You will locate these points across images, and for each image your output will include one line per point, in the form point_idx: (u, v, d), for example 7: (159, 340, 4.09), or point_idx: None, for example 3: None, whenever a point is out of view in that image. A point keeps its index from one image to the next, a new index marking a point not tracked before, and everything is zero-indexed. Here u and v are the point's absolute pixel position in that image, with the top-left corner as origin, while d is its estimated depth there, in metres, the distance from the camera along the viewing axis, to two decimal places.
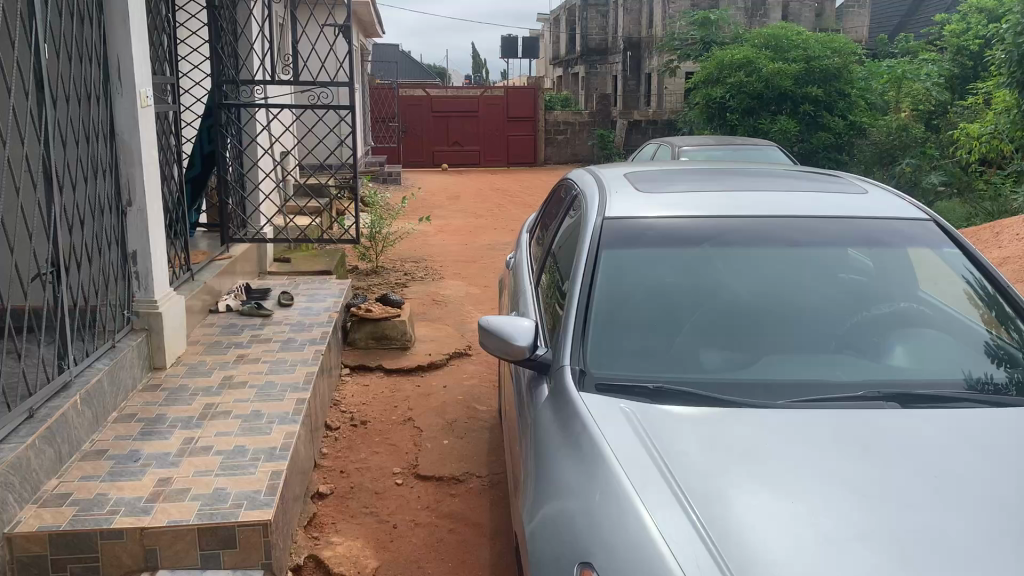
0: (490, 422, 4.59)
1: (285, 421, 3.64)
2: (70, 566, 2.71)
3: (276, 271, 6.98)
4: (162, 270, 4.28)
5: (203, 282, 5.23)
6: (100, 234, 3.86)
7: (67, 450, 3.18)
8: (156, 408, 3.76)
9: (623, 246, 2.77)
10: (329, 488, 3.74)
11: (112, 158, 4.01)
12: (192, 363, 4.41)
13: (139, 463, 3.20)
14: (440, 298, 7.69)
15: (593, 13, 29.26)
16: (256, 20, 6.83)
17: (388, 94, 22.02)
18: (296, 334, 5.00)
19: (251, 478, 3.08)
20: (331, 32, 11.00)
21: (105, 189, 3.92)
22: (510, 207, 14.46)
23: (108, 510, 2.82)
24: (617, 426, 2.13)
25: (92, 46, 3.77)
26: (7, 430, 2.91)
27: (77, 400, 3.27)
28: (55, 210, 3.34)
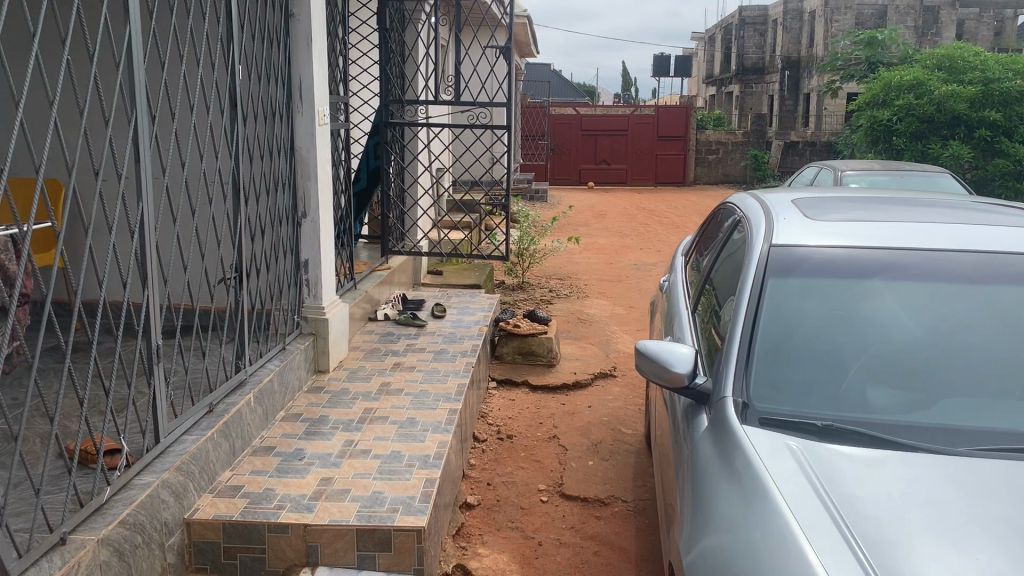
0: (636, 445, 4.54)
1: (438, 430, 3.74)
2: (240, 555, 2.89)
3: (429, 282, 7.21)
4: (330, 278, 4.53)
5: (364, 291, 5.47)
6: (277, 243, 4.10)
7: (240, 443, 3.41)
8: (319, 410, 3.95)
9: (787, 274, 2.69)
10: (477, 499, 3.83)
11: (291, 172, 4.28)
12: (353, 368, 4.62)
13: (303, 461, 3.37)
14: (586, 316, 7.70)
15: (751, 32, 28.63)
16: (423, 41, 7.11)
17: (538, 112, 22.41)
18: (448, 345, 5.14)
19: (407, 484, 3.19)
20: (491, 54, 11.34)
21: (284, 201, 4.19)
22: (657, 227, 14.30)
23: (275, 504, 2.99)
24: (783, 464, 2.07)
25: (278, 68, 4.04)
26: (191, 422, 3.15)
27: (250, 397, 3.50)
28: (241, 219, 3.58)
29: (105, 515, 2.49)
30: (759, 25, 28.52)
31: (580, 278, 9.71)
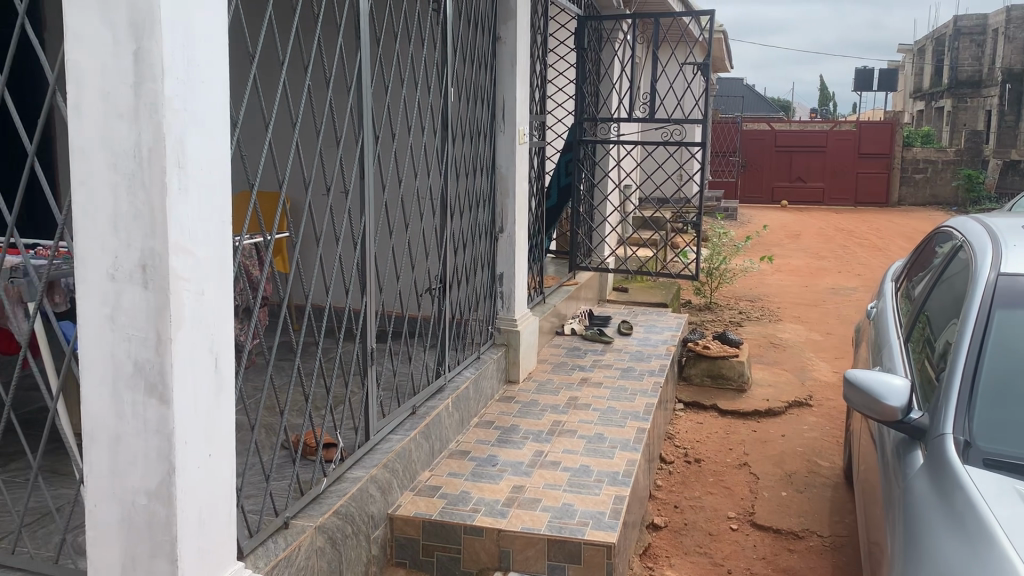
0: (832, 480, 4.34)
1: (627, 448, 3.75)
2: (437, 553, 3.03)
3: (615, 299, 7.23)
4: (524, 292, 4.66)
5: (552, 305, 5.57)
6: (476, 257, 4.27)
7: (438, 446, 3.57)
8: (510, 419, 4.07)
9: (1018, 306, 2.50)
10: (664, 520, 3.80)
11: (492, 189, 4.44)
12: (542, 380, 4.71)
13: (496, 468, 3.49)
14: (779, 341, 7.41)
15: (967, 43, 26.68)
16: (618, 59, 7.17)
17: (730, 128, 21.89)
18: (635, 363, 5.13)
19: (596, 499, 3.22)
20: (686, 71, 11.23)
21: (484, 217, 4.35)
22: (856, 249, 13.55)
23: (470, 507, 3.11)
24: (1013, 512, 1.92)
25: (484, 90, 4.21)
26: (396, 423, 3.35)
27: (448, 402, 3.67)
28: (446, 234, 3.76)
29: (322, 505, 2.69)
30: (978, 35, 26.48)
31: (772, 301, 9.38)
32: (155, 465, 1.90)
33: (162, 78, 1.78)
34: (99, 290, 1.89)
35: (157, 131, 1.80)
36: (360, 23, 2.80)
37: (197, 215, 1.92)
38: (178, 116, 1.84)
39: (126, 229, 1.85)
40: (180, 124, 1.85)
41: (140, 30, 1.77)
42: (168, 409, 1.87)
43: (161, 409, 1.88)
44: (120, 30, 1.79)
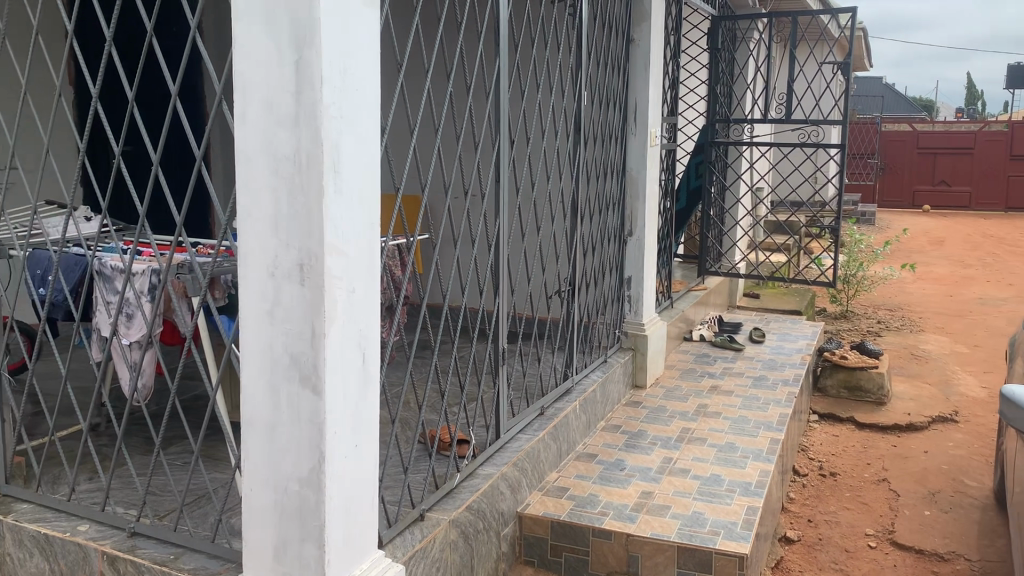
0: (981, 501, 4.09)
1: (759, 458, 3.66)
2: (565, 554, 3.05)
3: (745, 305, 7.06)
4: (652, 296, 4.63)
5: (681, 310, 5.50)
6: (605, 260, 4.27)
7: (566, 447, 3.60)
8: (639, 424, 4.05)
9: None
10: (797, 534, 3.69)
11: (622, 191, 4.43)
12: (670, 386, 4.66)
13: (625, 472, 3.48)
14: (921, 353, 7.05)
15: None
16: (753, 60, 7.01)
17: (868, 129, 20.96)
18: (768, 372, 5.00)
19: (728, 509, 3.16)
20: (824, 70, 10.84)
21: (614, 220, 4.35)
22: (1007, 257, 12.72)
23: (599, 510, 3.12)
24: None
25: (617, 93, 4.20)
26: (525, 423, 3.39)
27: (576, 405, 3.68)
28: (577, 237, 3.78)
29: (455, 499, 2.76)
30: None
31: (913, 310, 8.93)
32: (307, 452, 2.01)
33: (321, 85, 1.87)
34: (259, 286, 2.02)
35: (316, 137, 1.90)
36: (499, 29, 2.86)
37: (349, 217, 2.02)
38: (334, 123, 1.93)
39: (285, 230, 1.97)
40: (335, 130, 1.94)
41: (302, 42, 1.88)
42: (320, 401, 1.97)
43: (314, 400, 1.98)
44: (283, 42, 1.90)
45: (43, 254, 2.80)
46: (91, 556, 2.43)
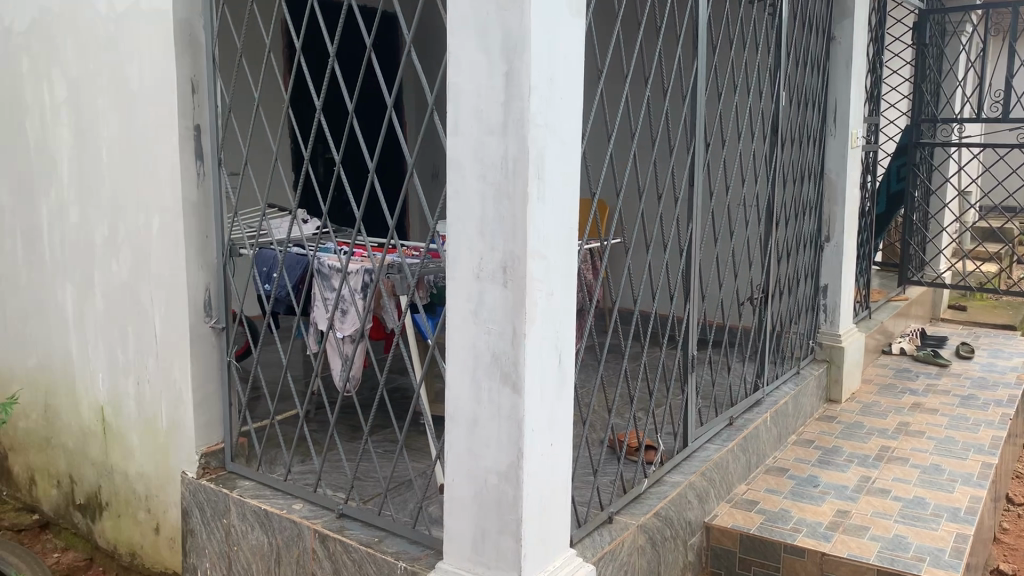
0: None
1: (969, 483, 3.41)
2: (754, 569, 2.97)
3: (950, 318, 6.59)
4: (850, 305, 4.43)
5: (879, 322, 5.21)
6: (800, 267, 4.13)
7: (756, 460, 3.50)
8: (833, 440, 3.88)
9: None
10: (1012, 568, 3.41)
11: (819, 196, 4.26)
12: (867, 402, 4.42)
13: (818, 489, 3.34)
14: None
15: None
16: (965, 54, 6.52)
17: None
18: (979, 391, 4.63)
19: (934, 534, 2.96)
20: None
21: (810, 225, 4.19)
22: None
23: (791, 526, 3.01)
24: None
25: (816, 93, 4.05)
26: (713, 432, 3.34)
27: (767, 416, 3.58)
28: (772, 243, 3.67)
29: (643, 504, 2.76)
30: None
31: None
32: (506, 447, 2.08)
33: (529, 95, 1.94)
34: (466, 287, 2.11)
35: (523, 144, 1.97)
36: (698, 33, 2.83)
37: (551, 221, 2.07)
38: (540, 130, 1.99)
39: (490, 234, 2.05)
40: (541, 138, 2.00)
41: (512, 52, 1.95)
42: (520, 398, 2.04)
43: (514, 397, 2.05)
44: (494, 54, 1.98)
45: (268, 253, 3.08)
46: (304, 532, 2.63)
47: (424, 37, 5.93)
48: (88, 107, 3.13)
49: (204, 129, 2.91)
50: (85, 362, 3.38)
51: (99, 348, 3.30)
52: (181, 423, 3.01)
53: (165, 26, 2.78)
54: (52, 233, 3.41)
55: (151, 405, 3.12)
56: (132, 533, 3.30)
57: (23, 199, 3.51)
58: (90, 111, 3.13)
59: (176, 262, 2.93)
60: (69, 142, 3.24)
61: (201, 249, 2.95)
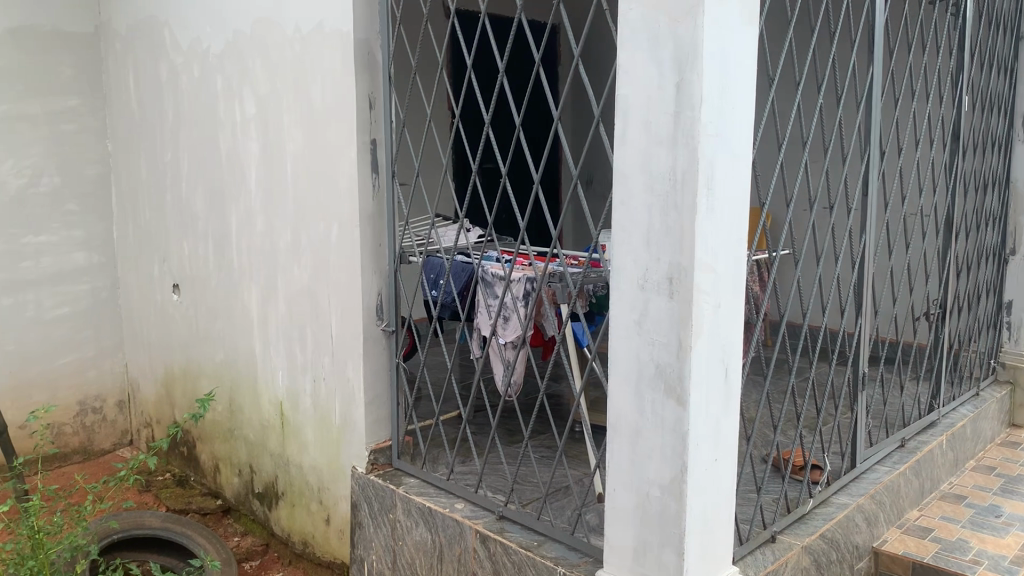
0: None
1: None
2: None
3: None
4: None
5: None
6: (982, 282, 3.86)
7: (929, 485, 3.31)
8: (1017, 468, 3.61)
9: None
10: None
11: (1004, 205, 3.98)
12: None
13: (1001, 520, 3.12)
14: None
15: None
16: None
17: None
18: None
19: None
20: None
21: (994, 237, 3.92)
22: None
23: (970, 558, 2.83)
24: None
25: (1002, 96, 3.79)
26: (884, 453, 3.19)
27: (943, 439, 3.38)
28: (951, 256, 3.46)
29: (808, 525, 2.67)
30: None
31: None
32: (670, 459, 2.07)
33: (700, 106, 1.92)
34: (631, 298, 2.13)
35: (693, 155, 1.95)
36: (875, 37, 2.71)
37: (720, 233, 2.05)
38: (711, 141, 1.97)
39: (657, 244, 2.05)
40: (711, 149, 1.98)
41: (684, 64, 1.94)
42: (685, 412, 2.03)
43: (679, 410, 2.04)
44: (666, 66, 1.98)
45: (437, 259, 3.21)
46: (466, 532, 2.72)
47: (591, 50, 6.04)
48: (275, 123, 3.36)
49: (380, 142, 3.07)
50: (267, 361, 3.62)
51: (279, 347, 3.54)
52: (352, 421, 3.19)
53: (347, 46, 2.95)
54: (240, 239, 3.68)
55: (325, 403, 3.32)
56: (305, 523, 3.51)
57: (214, 207, 3.81)
58: (276, 127, 3.36)
59: (351, 269, 3.10)
60: (257, 155, 3.49)
61: (374, 256, 3.11)
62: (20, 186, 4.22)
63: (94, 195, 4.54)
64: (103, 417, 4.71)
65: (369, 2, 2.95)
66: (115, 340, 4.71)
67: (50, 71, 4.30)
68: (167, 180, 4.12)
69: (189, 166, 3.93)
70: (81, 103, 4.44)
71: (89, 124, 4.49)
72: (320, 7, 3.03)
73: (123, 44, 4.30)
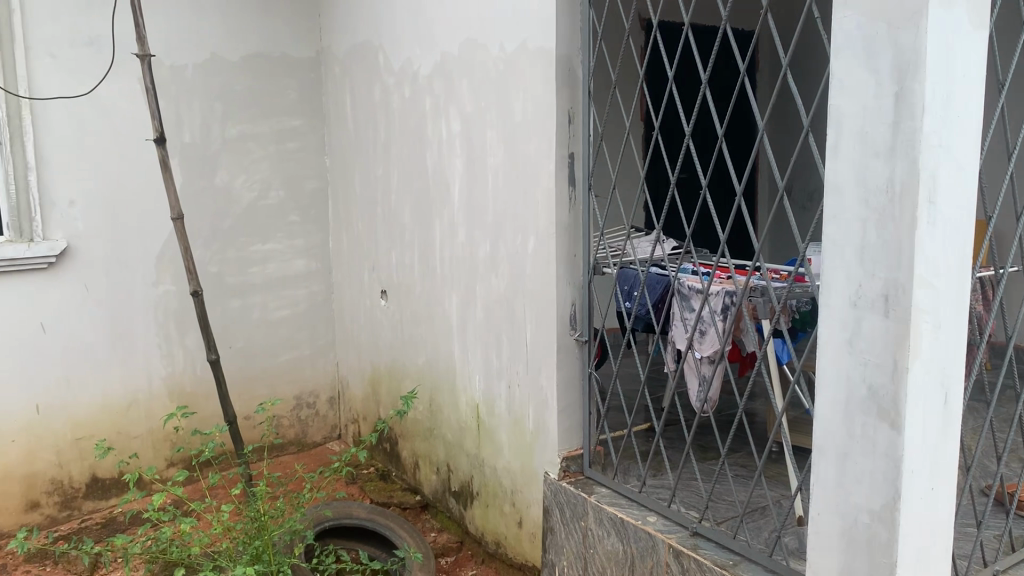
0: None
1: None
2: None
3: None
4: None
5: None
6: None
7: None
8: None
9: None
10: None
11: None
12: None
13: None
14: None
15: None
16: None
17: None
18: None
19: None
20: None
21: None
22: None
23: None
24: None
25: None
26: None
27: None
28: None
29: None
30: None
31: None
32: (881, 486, 1.98)
33: (922, 116, 1.82)
34: (841, 316, 2.05)
35: (913, 167, 1.85)
36: None
37: (941, 248, 1.94)
38: (935, 152, 1.86)
39: (871, 261, 1.97)
40: (934, 161, 1.87)
41: (905, 71, 1.85)
42: (899, 436, 1.93)
43: (892, 435, 1.94)
44: (884, 75, 1.90)
45: (630, 271, 3.16)
46: (659, 545, 2.71)
47: (800, 55, 5.87)
48: (478, 139, 3.51)
49: (578, 156, 3.13)
50: (465, 366, 3.78)
51: (477, 353, 3.68)
52: (546, 428, 3.26)
53: (550, 63, 3.04)
54: (443, 249, 3.87)
55: (520, 409, 3.41)
56: (498, 524, 3.63)
57: (420, 218, 4.02)
58: (480, 143, 3.50)
59: (547, 280, 3.18)
60: (461, 169, 3.65)
61: (570, 267, 3.17)
62: (251, 199, 4.65)
63: (313, 207, 4.92)
64: (316, 412, 5.08)
65: (572, 19, 3.03)
66: (328, 342, 5.07)
67: (278, 94, 4.70)
68: (378, 193, 4.40)
69: (399, 180, 4.17)
70: (304, 123, 4.82)
71: (310, 142, 4.86)
72: (524, 26, 3.13)
73: (342, 67, 4.63)
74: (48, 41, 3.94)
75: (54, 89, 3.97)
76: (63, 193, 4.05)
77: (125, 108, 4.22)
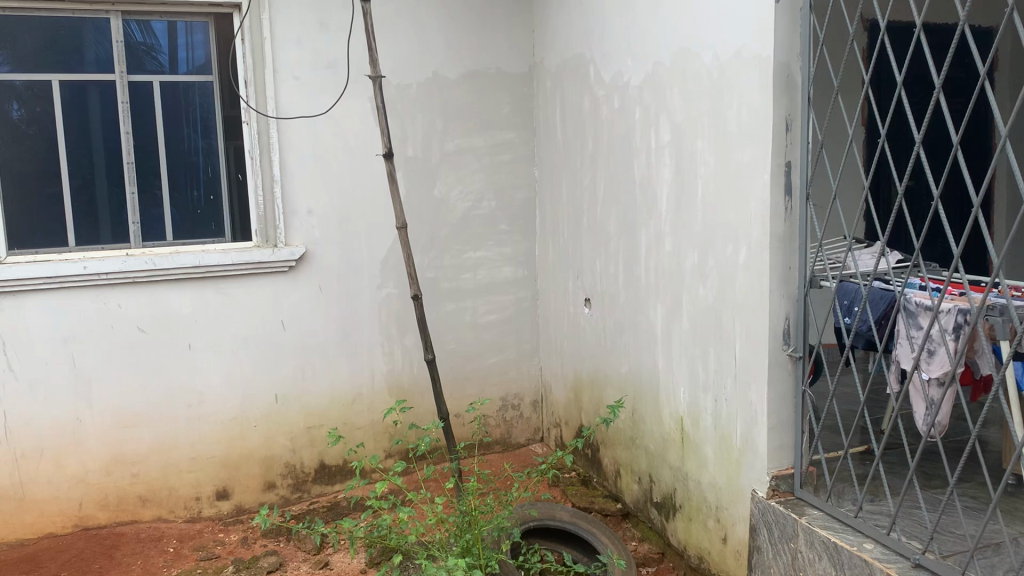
0: None
1: None
2: None
3: None
4: None
5: None
6: None
7: None
8: None
9: None
10: None
11: None
12: None
13: None
14: None
15: None
16: None
17: None
18: None
19: None
20: None
21: None
22: None
23: None
24: None
25: None
26: None
27: None
28: None
29: None
30: None
31: None
32: None
33: None
34: None
35: None
36: None
37: None
38: None
39: None
40: None
41: None
42: None
43: None
44: None
45: (850, 284, 3.01)
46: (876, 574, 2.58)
47: None
48: (688, 149, 3.49)
49: (795, 164, 3.04)
50: (669, 376, 3.77)
51: (682, 364, 3.66)
52: (755, 444, 3.18)
53: (767, 71, 2.97)
54: (649, 258, 3.88)
55: (727, 423, 3.36)
56: (701, 538, 3.58)
57: (627, 227, 4.05)
58: (690, 152, 3.49)
59: (759, 292, 3.11)
60: (670, 179, 3.65)
61: (785, 279, 3.08)
62: (465, 209, 4.89)
63: (522, 216, 5.09)
64: (520, 414, 5.25)
65: (792, 25, 2.95)
66: (533, 346, 5.22)
67: (492, 108, 4.91)
68: (585, 203, 4.48)
69: (606, 189, 4.23)
70: (516, 135, 5.00)
71: (521, 154, 5.03)
72: (741, 35, 3.09)
73: (553, 80, 4.76)
74: (293, 65, 4.35)
75: (297, 108, 4.38)
76: (303, 203, 4.46)
77: (357, 124, 4.57)
